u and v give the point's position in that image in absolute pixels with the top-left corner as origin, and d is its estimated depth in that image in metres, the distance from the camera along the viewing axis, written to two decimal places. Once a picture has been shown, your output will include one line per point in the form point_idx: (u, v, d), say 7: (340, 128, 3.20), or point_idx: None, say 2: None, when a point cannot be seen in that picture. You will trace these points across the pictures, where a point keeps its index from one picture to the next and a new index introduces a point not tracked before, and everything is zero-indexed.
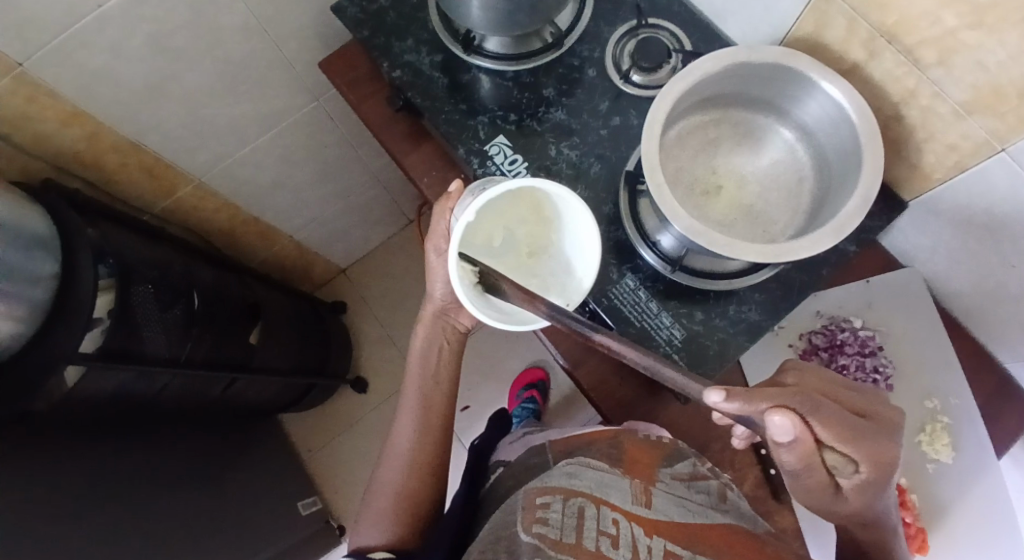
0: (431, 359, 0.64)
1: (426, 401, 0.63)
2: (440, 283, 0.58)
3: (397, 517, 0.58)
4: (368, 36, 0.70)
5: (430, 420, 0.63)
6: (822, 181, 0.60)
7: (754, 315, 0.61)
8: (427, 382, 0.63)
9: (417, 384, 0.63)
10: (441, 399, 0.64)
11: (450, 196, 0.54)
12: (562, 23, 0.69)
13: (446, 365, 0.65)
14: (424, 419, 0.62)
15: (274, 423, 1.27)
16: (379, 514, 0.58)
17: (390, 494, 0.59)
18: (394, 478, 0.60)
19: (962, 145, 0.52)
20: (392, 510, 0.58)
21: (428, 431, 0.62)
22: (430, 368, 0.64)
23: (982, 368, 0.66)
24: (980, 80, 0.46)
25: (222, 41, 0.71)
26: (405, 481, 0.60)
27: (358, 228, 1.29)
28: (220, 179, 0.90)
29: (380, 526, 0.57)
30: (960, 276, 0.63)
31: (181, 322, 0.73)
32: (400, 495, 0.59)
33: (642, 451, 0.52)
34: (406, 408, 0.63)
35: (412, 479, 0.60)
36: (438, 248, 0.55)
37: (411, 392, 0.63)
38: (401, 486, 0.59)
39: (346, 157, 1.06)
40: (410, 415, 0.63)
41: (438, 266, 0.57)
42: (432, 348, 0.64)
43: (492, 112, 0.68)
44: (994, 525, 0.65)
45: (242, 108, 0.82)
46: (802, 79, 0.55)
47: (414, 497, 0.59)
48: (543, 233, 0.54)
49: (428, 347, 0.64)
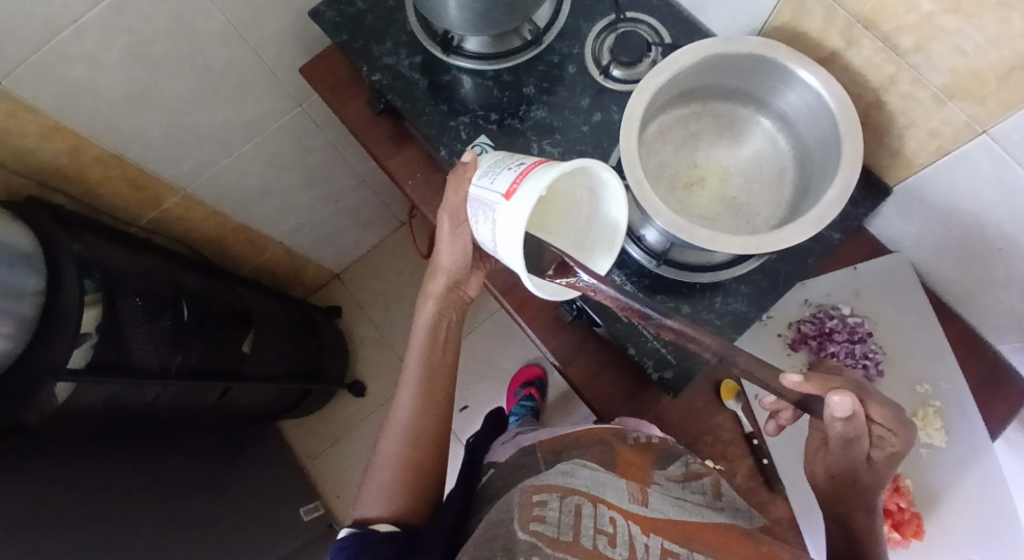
0: (438, 333, 0.63)
1: (428, 371, 0.62)
2: (450, 253, 0.57)
3: (400, 490, 0.57)
4: (347, 40, 0.70)
5: (433, 394, 0.61)
6: (803, 170, 0.60)
7: (741, 306, 0.61)
8: (432, 355, 0.62)
9: (421, 356, 0.62)
10: (445, 373, 0.62)
11: (467, 165, 0.51)
12: (540, 20, 0.69)
13: (451, 338, 0.64)
14: (428, 391, 0.61)
15: (273, 430, 1.27)
16: (382, 486, 0.57)
17: (393, 468, 0.58)
18: (396, 450, 0.59)
19: (943, 131, 0.51)
20: (395, 482, 0.57)
21: (430, 405, 0.61)
22: (436, 342, 0.63)
23: (973, 352, 0.66)
24: (958, 65, 0.46)
25: (202, 50, 0.70)
26: (407, 455, 0.59)
27: (349, 232, 1.29)
28: (206, 188, 0.90)
29: (381, 499, 0.56)
30: (947, 261, 0.63)
31: (171, 333, 0.73)
32: (403, 466, 0.58)
33: (634, 454, 0.52)
34: (409, 380, 0.61)
35: (414, 452, 0.59)
36: (454, 219, 0.53)
37: (415, 364, 0.62)
38: (404, 459, 0.58)
39: (332, 161, 1.06)
40: (413, 388, 0.61)
41: (448, 231, 0.55)
42: (440, 323, 0.63)
43: (473, 112, 0.68)
44: (993, 511, 0.64)
45: (226, 116, 0.82)
46: (781, 69, 0.55)
47: (418, 469, 0.58)
48: (551, 212, 0.48)
49: (437, 322, 0.63)
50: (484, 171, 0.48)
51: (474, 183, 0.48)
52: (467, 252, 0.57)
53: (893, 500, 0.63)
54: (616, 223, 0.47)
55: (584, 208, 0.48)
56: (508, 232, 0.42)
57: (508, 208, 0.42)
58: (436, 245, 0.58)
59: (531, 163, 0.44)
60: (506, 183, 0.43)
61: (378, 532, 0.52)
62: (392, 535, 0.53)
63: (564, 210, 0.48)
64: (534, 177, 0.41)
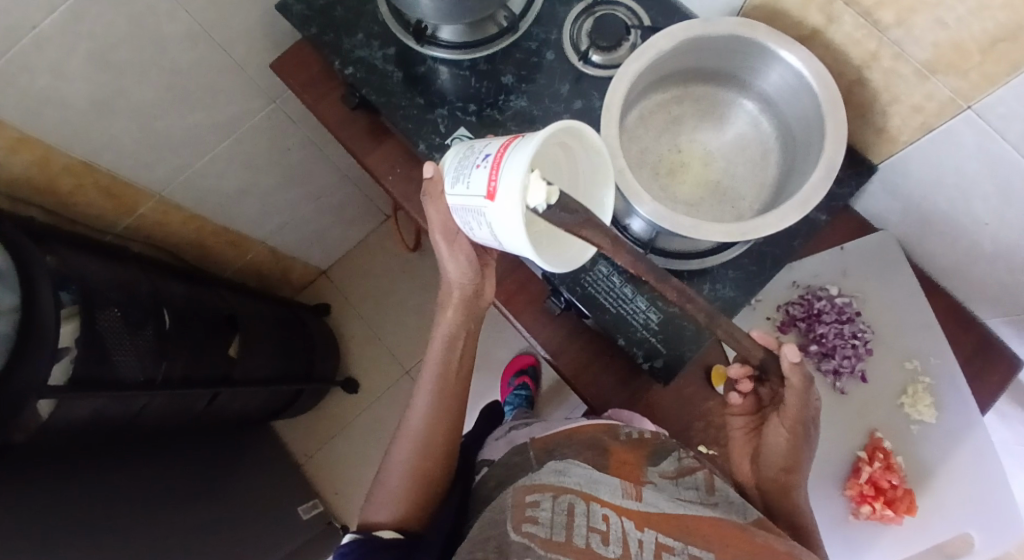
0: (455, 342, 0.59)
1: (445, 382, 0.59)
2: (460, 268, 0.54)
3: (408, 497, 0.56)
4: (317, 33, 0.68)
5: (448, 403, 0.59)
6: (787, 152, 0.59)
7: (728, 293, 0.61)
8: (449, 363, 0.59)
9: (437, 365, 0.59)
10: (460, 382, 0.60)
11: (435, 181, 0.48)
12: (516, 6, 0.67)
13: (469, 348, 0.60)
14: (443, 400, 0.59)
15: (269, 432, 1.26)
16: (389, 491, 0.56)
17: (402, 475, 0.57)
18: (406, 458, 0.57)
19: (927, 107, 0.51)
20: (403, 488, 0.56)
21: (445, 414, 0.58)
22: (453, 353, 0.59)
23: (963, 326, 0.66)
24: (941, 39, 0.45)
25: (169, 49, 0.68)
26: (418, 462, 0.57)
27: (335, 228, 1.28)
28: (183, 192, 0.88)
29: (388, 503, 0.56)
30: (932, 237, 0.63)
31: (154, 343, 0.72)
32: (413, 474, 0.56)
33: (628, 451, 0.51)
34: (423, 387, 0.59)
35: (426, 461, 0.57)
36: (447, 234, 0.51)
37: (431, 373, 0.59)
38: (414, 467, 0.57)
39: (312, 157, 1.04)
40: (428, 397, 0.59)
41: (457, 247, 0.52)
42: (459, 334, 0.59)
43: (451, 104, 0.66)
44: (986, 481, 0.65)
45: (199, 117, 0.80)
46: (761, 49, 0.54)
47: (429, 477, 0.57)
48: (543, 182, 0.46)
49: (455, 332, 0.58)
50: (454, 176, 0.46)
51: (449, 193, 0.46)
52: (474, 262, 0.53)
53: (886, 478, 0.63)
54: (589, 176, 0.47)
55: (561, 161, 0.46)
56: (507, 230, 0.41)
57: (496, 207, 0.41)
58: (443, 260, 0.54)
59: (499, 152, 0.42)
60: (483, 183, 0.42)
61: (381, 538, 0.52)
62: (394, 541, 0.52)
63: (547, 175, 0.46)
64: (515, 161, 0.40)
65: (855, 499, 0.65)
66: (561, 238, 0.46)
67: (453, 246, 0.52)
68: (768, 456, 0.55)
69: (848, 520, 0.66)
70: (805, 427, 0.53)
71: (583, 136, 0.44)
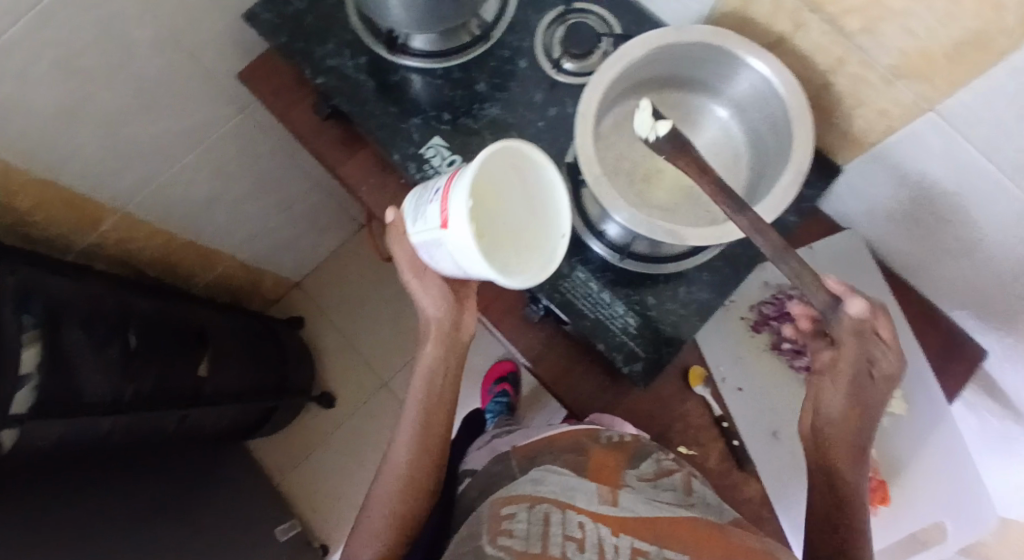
0: (436, 378, 0.58)
1: (427, 419, 0.57)
2: (432, 302, 0.54)
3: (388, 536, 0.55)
4: (286, 41, 0.67)
5: (430, 442, 0.57)
6: (758, 157, 0.60)
7: (704, 295, 0.61)
8: (431, 400, 0.58)
9: (417, 403, 0.58)
10: (442, 420, 0.58)
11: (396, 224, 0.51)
12: (489, 13, 0.67)
13: (450, 385, 0.59)
14: (425, 439, 0.57)
15: (243, 451, 1.23)
16: (369, 533, 0.55)
17: (382, 516, 0.55)
18: (389, 498, 0.56)
19: (892, 111, 0.52)
20: (384, 528, 0.55)
21: (428, 453, 0.57)
22: (434, 391, 0.58)
23: (928, 320, 0.68)
24: (906, 46, 0.46)
25: (133, 58, 0.66)
26: (399, 502, 0.55)
27: (306, 238, 1.26)
28: (148, 204, 0.86)
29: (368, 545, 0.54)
30: (898, 236, 0.65)
31: (121, 361, 0.70)
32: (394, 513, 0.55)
33: (607, 456, 0.50)
34: (404, 424, 0.58)
35: (406, 501, 0.56)
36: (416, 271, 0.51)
37: (412, 410, 0.58)
38: (395, 506, 0.55)
39: (282, 167, 1.03)
40: (410, 435, 0.57)
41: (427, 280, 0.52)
42: (438, 371, 0.58)
43: (425, 113, 0.66)
44: (956, 468, 0.67)
45: (165, 128, 0.77)
46: (731, 56, 0.55)
47: (409, 517, 0.56)
48: (497, 201, 0.43)
49: (435, 368, 0.58)
50: (414, 216, 0.46)
51: (413, 232, 0.47)
52: (448, 297, 0.54)
53: None
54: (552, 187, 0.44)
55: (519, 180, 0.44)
56: (465, 254, 0.40)
57: (450, 234, 0.41)
58: (416, 297, 0.55)
59: (445, 185, 0.43)
60: (436, 215, 0.42)
61: None
62: None
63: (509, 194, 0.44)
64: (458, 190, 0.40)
65: None
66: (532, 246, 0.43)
67: (424, 281, 0.52)
68: (830, 414, 0.55)
69: None
70: (860, 382, 0.52)
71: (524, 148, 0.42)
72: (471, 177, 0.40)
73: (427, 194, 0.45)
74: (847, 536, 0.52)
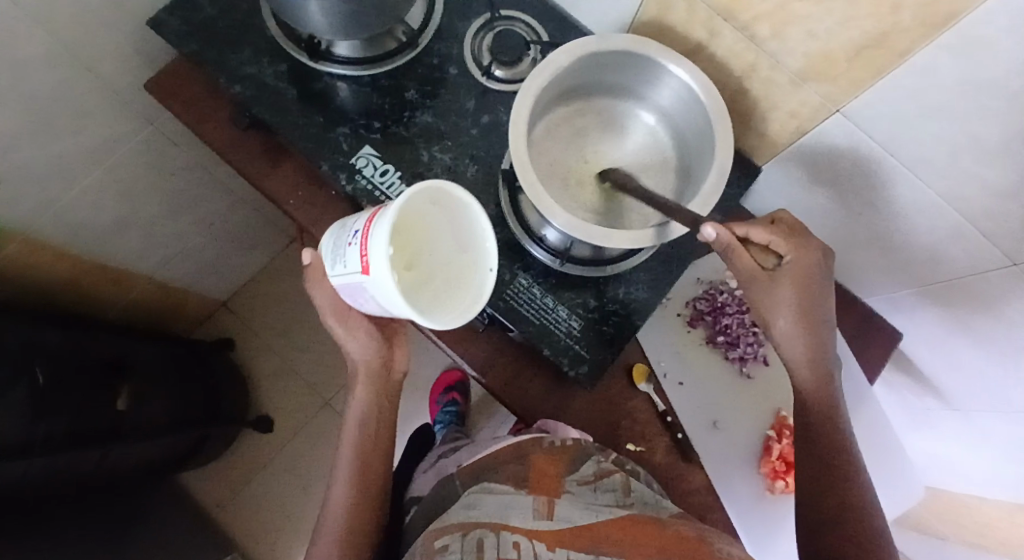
0: (370, 421, 0.57)
1: (362, 465, 0.56)
2: (360, 345, 0.53)
3: None
4: (198, 50, 0.64)
5: (367, 490, 0.55)
6: (683, 159, 0.63)
7: (642, 294, 0.63)
8: (365, 445, 0.56)
9: (352, 449, 0.56)
10: (379, 464, 0.57)
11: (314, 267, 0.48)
12: (414, 21, 0.66)
13: (385, 426, 0.58)
14: (362, 486, 0.55)
15: (175, 487, 1.15)
16: None
17: None
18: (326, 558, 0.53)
19: (802, 112, 0.56)
20: None
21: (366, 501, 0.55)
22: (369, 434, 0.56)
23: (847, 306, 0.73)
24: (811, 50, 0.49)
25: (27, 71, 0.60)
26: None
27: (233, 255, 1.19)
28: (52, 228, 0.79)
29: None
30: (815, 229, 0.69)
31: (30, 403, 0.64)
32: None
33: (549, 462, 0.51)
34: (339, 474, 0.55)
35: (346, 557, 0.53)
36: (342, 316, 0.50)
37: (348, 457, 0.56)
38: None
39: (202, 181, 0.97)
40: (345, 484, 0.55)
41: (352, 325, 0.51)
42: (371, 412, 0.56)
43: (353, 122, 0.64)
44: (879, 440, 0.73)
45: (68, 145, 0.71)
46: (652, 63, 0.56)
47: None
48: (419, 241, 0.44)
49: (367, 411, 0.56)
50: (332, 258, 0.45)
51: (332, 274, 0.46)
52: (376, 338, 0.53)
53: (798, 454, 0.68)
54: (474, 222, 0.44)
55: (440, 217, 0.44)
56: (388, 298, 0.40)
57: (371, 279, 0.40)
58: (343, 344, 0.53)
59: (363, 226, 0.41)
60: (355, 259, 0.41)
61: None
62: None
63: (430, 230, 0.44)
64: (375, 234, 0.39)
65: (769, 476, 0.68)
66: (458, 282, 0.44)
67: (350, 324, 0.51)
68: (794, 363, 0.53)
69: (765, 497, 0.69)
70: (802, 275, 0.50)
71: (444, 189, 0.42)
72: (387, 220, 0.39)
73: (344, 235, 0.44)
74: (843, 497, 0.53)
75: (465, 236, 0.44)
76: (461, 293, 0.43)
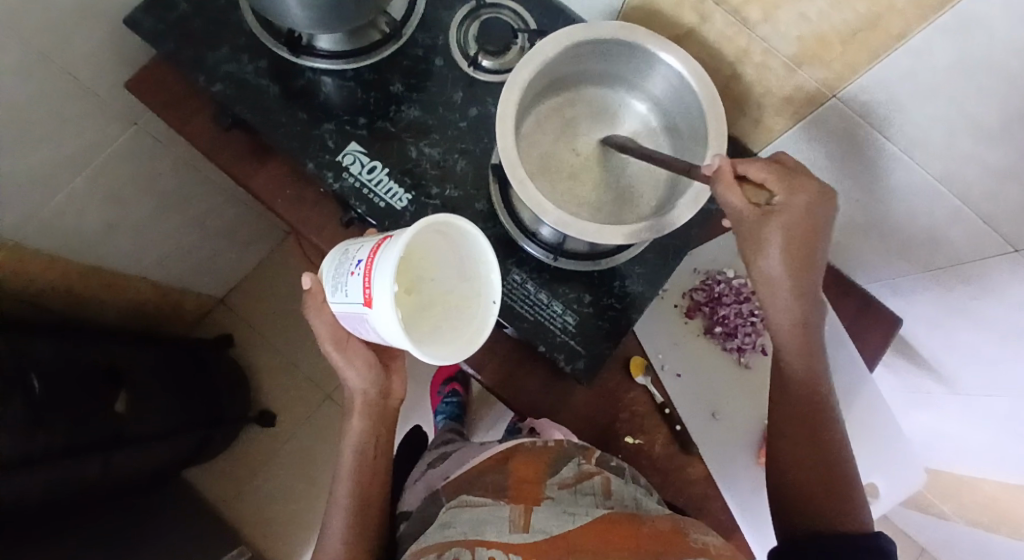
0: (368, 450, 0.57)
1: (360, 494, 0.56)
2: (358, 377, 0.53)
3: None
4: (175, 49, 0.62)
5: (366, 520, 0.55)
6: (677, 148, 0.61)
7: (638, 288, 0.62)
8: (363, 474, 0.56)
9: (351, 478, 0.56)
10: (376, 491, 0.57)
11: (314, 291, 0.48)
12: (396, 11, 0.64)
13: (383, 452, 0.58)
14: (361, 514, 0.55)
15: (181, 484, 1.16)
16: None
17: None
18: None
19: (797, 96, 0.54)
20: None
21: (365, 530, 0.55)
22: (367, 463, 0.57)
23: (846, 291, 0.71)
24: (804, 33, 0.47)
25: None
26: None
27: (228, 252, 1.19)
28: (40, 234, 0.78)
29: None
30: None
31: (25, 414, 0.64)
32: None
33: (529, 468, 0.51)
34: (336, 505, 0.56)
35: None
36: (339, 342, 0.50)
37: (346, 485, 0.56)
38: None
39: (190, 179, 0.96)
40: (344, 514, 0.55)
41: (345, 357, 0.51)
42: (369, 441, 0.57)
43: (338, 118, 0.62)
44: (881, 425, 0.72)
45: (50, 151, 0.70)
46: (642, 50, 0.55)
47: None
48: (422, 270, 0.44)
49: (366, 442, 0.57)
50: (334, 285, 0.45)
51: (334, 300, 0.46)
52: (374, 369, 0.53)
53: None
54: (478, 253, 0.43)
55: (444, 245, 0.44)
56: (389, 333, 0.40)
57: (374, 312, 0.40)
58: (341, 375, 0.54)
59: (368, 257, 0.41)
60: (359, 291, 0.41)
61: None
62: None
63: (435, 259, 0.44)
64: (379, 271, 0.39)
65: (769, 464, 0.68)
66: (460, 314, 0.43)
67: (347, 353, 0.51)
68: (777, 328, 0.53)
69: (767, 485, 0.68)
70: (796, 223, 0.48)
71: (450, 222, 0.41)
72: (391, 257, 0.38)
73: (347, 263, 0.44)
74: (834, 508, 0.52)
75: (467, 266, 0.44)
76: (462, 325, 0.43)
